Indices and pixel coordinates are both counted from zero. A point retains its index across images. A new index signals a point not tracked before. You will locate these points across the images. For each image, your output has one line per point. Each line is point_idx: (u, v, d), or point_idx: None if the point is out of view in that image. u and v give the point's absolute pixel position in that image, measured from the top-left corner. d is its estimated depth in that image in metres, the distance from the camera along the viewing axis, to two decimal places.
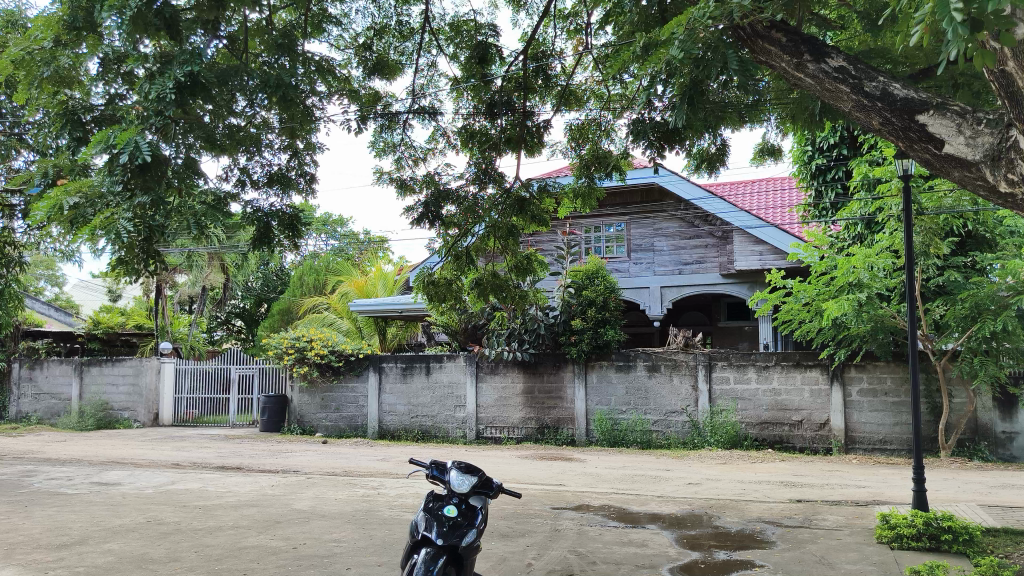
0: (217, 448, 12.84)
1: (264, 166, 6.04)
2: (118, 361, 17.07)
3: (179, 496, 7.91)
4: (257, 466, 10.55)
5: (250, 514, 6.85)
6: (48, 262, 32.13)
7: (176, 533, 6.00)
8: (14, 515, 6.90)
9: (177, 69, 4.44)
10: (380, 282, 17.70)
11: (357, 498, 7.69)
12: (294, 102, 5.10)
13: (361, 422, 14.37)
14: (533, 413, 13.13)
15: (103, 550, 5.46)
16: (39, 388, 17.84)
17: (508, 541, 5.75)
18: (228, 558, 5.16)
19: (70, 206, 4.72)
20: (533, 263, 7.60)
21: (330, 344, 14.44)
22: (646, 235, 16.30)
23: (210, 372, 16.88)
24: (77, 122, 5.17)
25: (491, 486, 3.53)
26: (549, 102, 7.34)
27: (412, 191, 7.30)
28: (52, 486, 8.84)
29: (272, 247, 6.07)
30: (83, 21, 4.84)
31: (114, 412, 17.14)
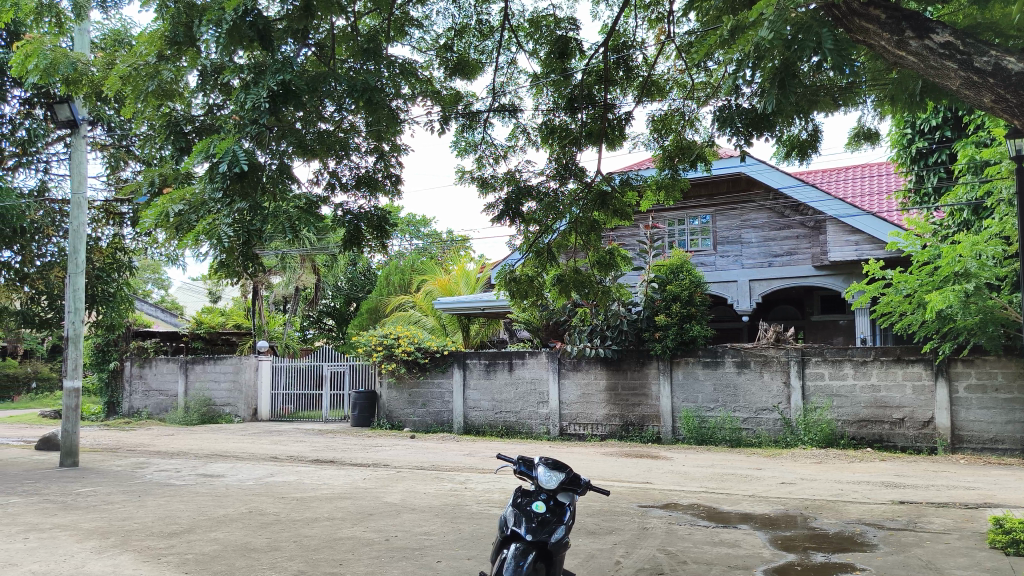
0: (313, 442, 13.31)
1: (353, 170, 6.11)
2: (219, 359, 17.89)
3: (278, 488, 8.24)
4: (350, 460, 10.87)
5: (344, 506, 7.06)
6: (154, 266, 33.90)
7: (275, 524, 6.24)
8: (127, 504, 7.35)
9: (270, 79, 4.59)
10: (462, 279, 17.91)
11: (446, 492, 7.82)
12: (380, 104, 5.22)
13: (447, 418, 14.60)
14: (618, 409, 13.03)
15: (209, 538, 5.74)
16: (149, 385, 18.92)
17: (595, 538, 5.72)
18: (325, 548, 5.34)
19: (175, 213, 5.10)
20: (616, 258, 7.55)
21: (417, 341, 14.70)
22: (733, 227, 15.92)
23: (305, 369, 17.50)
24: (181, 134, 5.42)
25: (579, 483, 3.53)
26: (631, 94, 7.21)
27: (493, 189, 7.19)
28: (161, 477, 9.35)
29: (362, 249, 6.21)
30: (185, 36, 5.14)
31: (216, 408, 17.98)
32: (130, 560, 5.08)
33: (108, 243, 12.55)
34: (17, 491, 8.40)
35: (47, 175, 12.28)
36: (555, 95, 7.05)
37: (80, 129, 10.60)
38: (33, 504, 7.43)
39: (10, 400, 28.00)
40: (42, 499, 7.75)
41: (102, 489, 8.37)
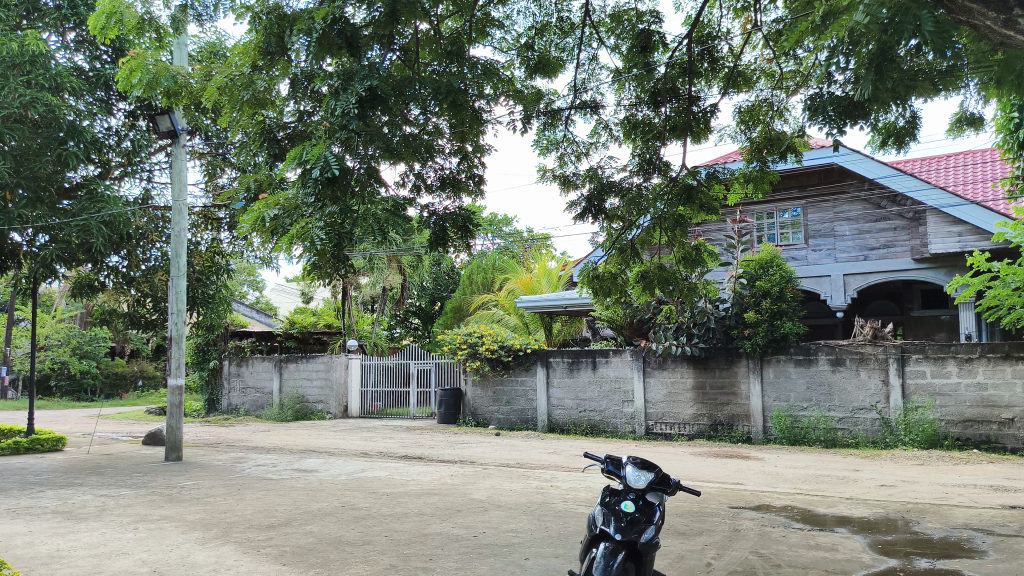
0: (401, 439, 13.60)
1: (437, 170, 6.16)
2: (311, 357, 18.48)
3: (369, 483, 8.46)
4: (437, 457, 11.05)
5: (432, 502, 7.19)
6: (250, 269, 35.34)
7: (367, 518, 6.40)
8: (228, 497, 7.68)
9: (358, 85, 4.67)
10: (545, 278, 17.88)
11: (533, 490, 7.85)
12: (464, 106, 5.27)
13: (531, 416, 14.66)
14: (706, 409, 12.77)
15: (306, 531, 5.93)
16: (246, 383, 19.73)
17: (685, 539, 5.63)
18: (415, 543, 5.45)
19: (270, 218, 5.32)
20: (703, 254, 7.38)
21: (500, 340, 14.86)
22: (825, 219, 15.38)
23: (392, 367, 17.90)
24: (274, 140, 5.71)
25: (669, 483, 3.47)
26: (717, 85, 7.02)
27: (575, 187, 7.08)
28: (259, 472, 9.74)
29: (447, 249, 6.26)
30: (277, 46, 5.31)
31: (308, 405, 18.57)
32: (232, 551, 5.31)
33: (206, 247, 13.16)
34: (128, 482, 8.92)
35: (151, 184, 13.00)
36: (637, 89, 6.95)
37: (180, 139, 11.14)
38: (142, 495, 7.88)
39: (120, 397, 29.71)
40: (151, 491, 8.20)
41: (205, 483, 8.78)
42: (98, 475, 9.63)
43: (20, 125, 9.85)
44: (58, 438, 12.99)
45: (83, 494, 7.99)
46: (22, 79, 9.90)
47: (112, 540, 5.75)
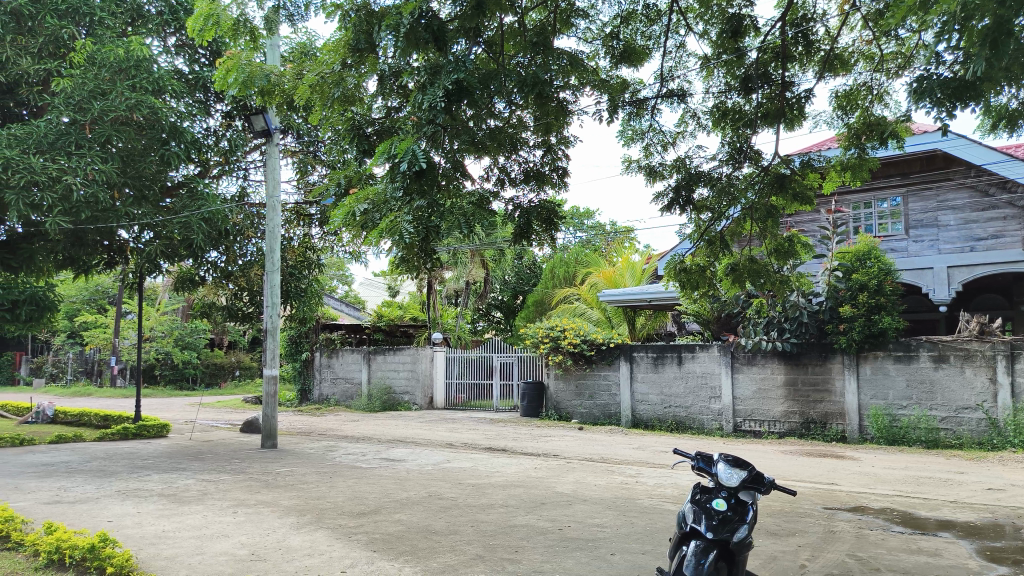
0: (486, 430, 13.73)
1: (521, 163, 6.07)
2: (398, 349, 18.86)
3: (455, 474, 8.56)
4: (521, 449, 11.09)
5: (517, 494, 7.22)
6: (339, 264, 36.32)
7: (454, 508, 6.48)
8: (320, 484, 7.92)
9: (445, 79, 4.67)
10: (628, 271, 17.55)
11: (618, 485, 7.77)
12: (550, 97, 5.21)
13: (615, 411, 14.52)
14: (798, 406, 12.35)
15: (395, 519, 6.05)
16: (336, 373, 20.32)
17: (778, 539, 5.47)
18: (501, 534, 5.48)
19: (361, 212, 5.42)
20: (796, 246, 7.15)
21: (582, 334, 14.80)
22: (928, 209, 14.62)
23: (477, 360, 18.08)
24: (364, 136, 5.67)
25: (763, 481, 3.35)
26: (811, 70, 6.78)
27: (661, 177, 6.90)
28: (349, 460, 10.01)
29: (531, 243, 6.15)
30: (366, 43, 5.47)
31: (395, 395, 18.95)
32: (325, 537, 5.47)
33: (299, 242, 13.62)
34: (227, 468, 9.31)
35: (247, 182, 13.54)
36: (727, 76, 6.77)
37: (273, 138, 11.50)
38: (241, 480, 8.22)
39: (219, 385, 31.19)
40: (248, 477, 8.53)
41: (298, 470, 9.08)
42: (199, 460, 10.10)
43: (126, 127, 10.38)
44: (163, 424, 13.69)
45: (186, 478, 8.40)
46: (128, 83, 10.41)
47: (213, 523, 6.01)
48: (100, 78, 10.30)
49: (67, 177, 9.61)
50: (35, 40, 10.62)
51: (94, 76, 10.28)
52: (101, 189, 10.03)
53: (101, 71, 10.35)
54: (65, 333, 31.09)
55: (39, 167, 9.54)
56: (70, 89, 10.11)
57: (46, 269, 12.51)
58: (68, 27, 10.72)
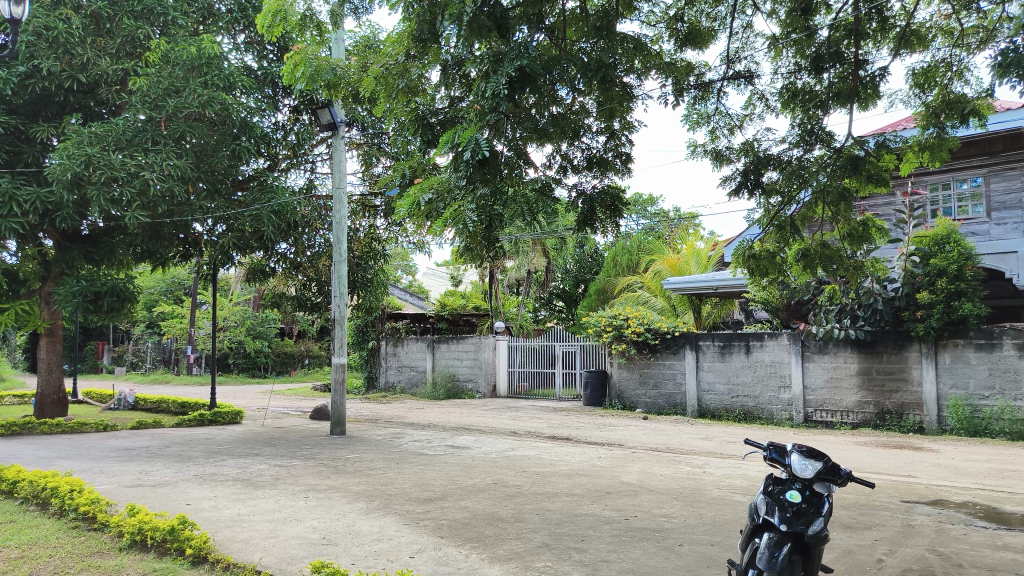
0: (549, 419, 13.73)
1: (584, 150, 5.89)
2: (461, 338, 19.05)
3: (520, 462, 8.59)
4: (585, 439, 11.05)
5: (582, 483, 7.20)
6: (403, 255, 36.72)
7: (519, 496, 6.50)
8: (388, 471, 8.06)
9: (508, 65, 4.62)
10: (693, 259, 17.27)
11: (684, 476, 7.67)
12: (614, 82, 5.10)
13: (680, 400, 14.35)
14: (872, 396, 11.97)
15: (461, 506, 6.11)
16: (402, 362, 20.67)
17: (853, 533, 5.30)
18: (567, 523, 5.47)
19: (426, 202, 5.44)
20: (871, 230, 6.89)
21: (646, 323, 14.67)
22: (1012, 190, 13.92)
23: (540, 349, 18.07)
24: (428, 126, 5.67)
25: (839, 473, 3.27)
26: (887, 47, 6.53)
27: (728, 161, 6.70)
28: (416, 447, 10.15)
29: (595, 231, 5.91)
30: (429, 33, 5.41)
31: (459, 383, 19.16)
32: (393, 523, 5.56)
33: (365, 233, 13.80)
34: (297, 454, 9.55)
35: (314, 174, 13.80)
36: (796, 56, 6.54)
37: (339, 130, 11.67)
38: (312, 466, 8.43)
39: (289, 373, 32.06)
40: (319, 462, 8.74)
41: (367, 456, 9.26)
42: (272, 446, 10.39)
43: (199, 124, 10.71)
44: (237, 411, 14.15)
45: (260, 464, 8.66)
46: (200, 80, 10.70)
47: (286, 507, 6.18)
48: (174, 76, 10.62)
49: (145, 173, 10.00)
50: (114, 40, 11.02)
51: (169, 74, 10.60)
52: (175, 184, 10.39)
53: (174, 69, 10.67)
54: (144, 323, 32.37)
55: (118, 163, 9.93)
56: (146, 87, 10.47)
57: (126, 262, 13.08)
58: (144, 27, 11.11)
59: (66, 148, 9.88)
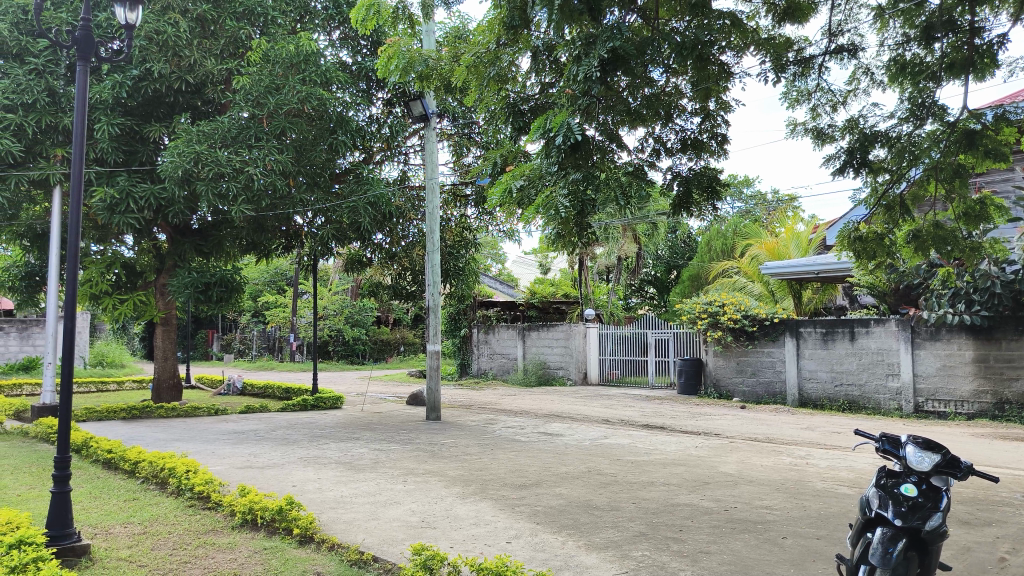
0: (643, 408, 13.58)
1: (678, 132, 5.65)
2: (552, 325, 19.11)
3: (613, 450, 8.53)
4: (680, 427, 10.88)
5: (679, 473, 7.08)
6: (493, 243, 36.92)
7: (614, 484, 6.46)
8: (483, 456, 8.17)
9: (601, 47, 4.52)
10: (793, 242, 16.60)
11: (786, 467, 7.44)
12: (710, 60, 4.94)
13: (780, 389, 13.93)
14: (989, 385, 11.25)
15: (556, 493, 6.12)
16: (493, 349, 20.93)
17: (972, 529, 5.01)
18: (664, 513, 5.40)
19: (517, 188, 5.47)
20: (989, 208, 6.50)
21: (743, 309, 14.33)
22: None
23: (631, 336, 17.85)
24: (518, 113, 5.62)
25: (959, 466, 3.09)
26: (1006, 11, 6.07)
27: (831, 139, 6.32)
28: (509, 434, 10.23)
29: (691, 214, 5.69)
30: (519, 19, 5.28)
31: (550, 370, 19.24)
32: (489, 507, 5.62)
33: (457, 223, 14.00)
34: (395, 439, 9.79)
35: (408, 166, 14.09)
36: (903, 27, 5.99)
37: (431, 121, 11.82)
38: (409, 451, 8.63)
39: (386, 360, 32.90)
40: (416, 447, 8.94)
41: (461, 441, 9.41)
42: (370, 430, 10.69)
43: (298, 119, 11.13)
44: (337, 397, 14.63)
45: (360, 448, 8.92)
46: (299, 77, 11.06)
47: (385, 490, 6.34)
48: (275, 74, 11.00)
49: (250, 168, 10.42)
50: (218, 41, 11.50)
51: (269, 73, 10.99)
52: (277, 178, 10.82)
53: (275, 67, 11.05)
54: (250, 313, 33.86)
55: (224, 160, 10.33)
56: (248, 85, 10.82)
57: (232, 253, 13.71)
58: (246, 27, 11.61)
59: (177, 147, 10.34)
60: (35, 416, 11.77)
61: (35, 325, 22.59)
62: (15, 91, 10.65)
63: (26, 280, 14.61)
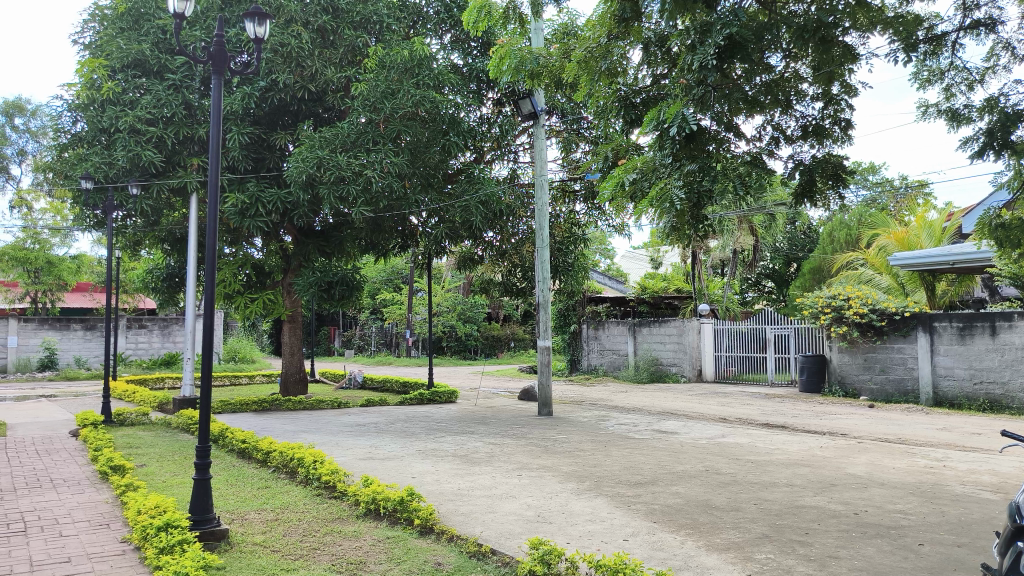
0: (761, 406, 13.17)
1: (799, 119, 5.41)
2: (664, 321, 18.80)
3: (733, 449, 8.31)
4: (802, 427, 10.47)
5: (802, 473, 6.82)
6: (602, 238, 36.64)
7: (734, 484, 6.29)
8: (597, 453, 8.14)
9: (716, 35, 4.41)
10: (924, 232, 15.45)
11: (921, 469, 7.02)
12: (833, 43, 4.71)
13: (912, 387, 13.15)
14: None
15: (673, 492, 6.02)
16: (604, 345, 20.82)
17: None
18: (788, 515, 5.21)
19: (630, 181, 5.43)
20: None
21: (870, 303, 13.67)
22: None
23: (747, 332, 17.30)
24: (631, 106, 5.48)
25: None
26: None
27: (966, 121, 5.83)
28: (623, 430, 10.16)
29: (814, 202, 5.43)
30: (632, 11, 5.16)
31: (663, 367, 18.93)
32: (605, 504, 5.60)
33: (565, 219, 14.04)
34: (509, 433, 9.92)
35: (518, 164, 14.20)
36: None
37: (540, 119, 11.83)
38: (523, 445, 8.72)
39: (497, 355, 33.32)
40: (529, 442, 9.02)
41: (576, 437, 9.42)
42: (485, 424, 10.87)
43: (413, 122, 11.40)
44: (452, 391, 14.96)
45: (475, 441, 9.09)
46: (413, 81, 11.28)
47: (501, 484, 6.43)
48: (390, 79, 11.29)
49: (368, 171, 10.79)
50: (337, 51, 11.98)
51: (385, 78, 11.28)
52: (394, 180, 11.15)
53: (390, 72, 11.33)
54: (368, 310, 35.11)
55: (344, 163, 10.82)
56: (366, 91, 11.27)
57: (352, 253, 14.26)
58: (363, 35, 12.00)
59: (302, 153, 10.91)
60: (177, 407, 12.66)
61: (175, 322, 24.27)
62: (155, 105, 11.47)
63: (167, 280, 15.71)
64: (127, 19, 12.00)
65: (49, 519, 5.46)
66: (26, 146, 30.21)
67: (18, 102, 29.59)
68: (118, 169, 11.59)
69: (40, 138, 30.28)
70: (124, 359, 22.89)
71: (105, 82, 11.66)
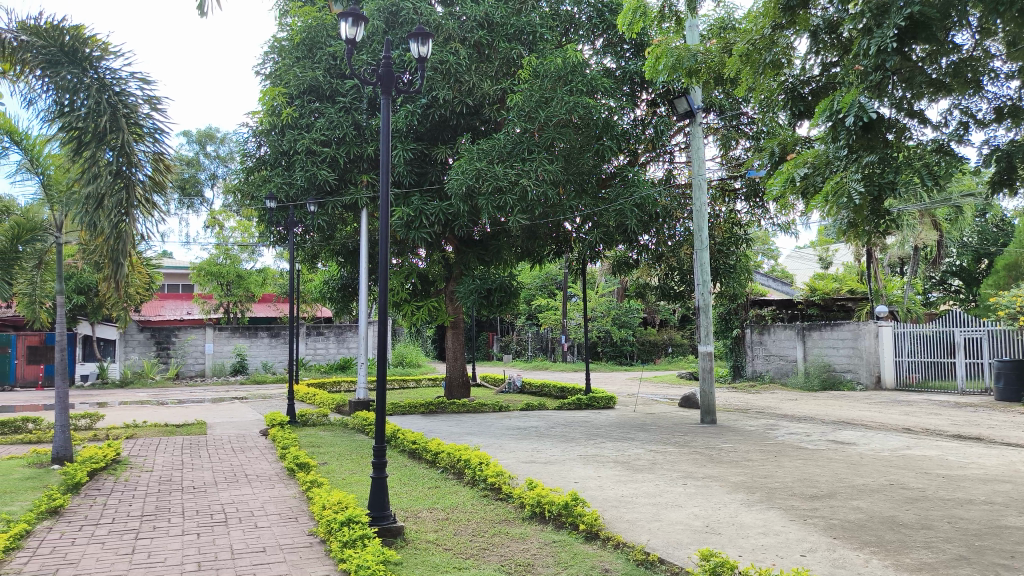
0: (952, 415, 12.06)
1: (992, 100, 4.91)
2: (836, 325, 17.76)
3: (919, 462, 7.67)
4: (1001, 439, 9.47)
5: (1004, 490, 6.17)
6: (763, 237, 35.02)
7: (923, 500, 5.80)
8: (766, 463, 7.79)
9: (896, 17, 4.10)
10: None
11: None
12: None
13: None
14: None
15: (853, 506, 5.64)
16: (770, 350, 19.98)
17: None
18: (990, 535, 4.73)
19: (801, 176, 5.16)
20: None
21: None
22: None
23: (934, 335, 15.91)
24: (799, 97, 5.39)
25: None
26: None
27: None
28: (794, 440, 9.66)
29: (1012, 192, 4.90)
30: None
31: (837, 373, 17.83)
32: (779, 517, 5.34)
33: (726, 219, 13.64)
34: (671, 440, 9.71)
35: (673, 165, 13.95)
36: None
37: (697, 117, 11.50)
38: (687, 453, 8.51)
39: (654, 361, 32.67)
40: (693, 450, 8.79)
41: (742, 446, 9.07)
42: (646, 431, 10.70)
43: (567, 129, 11.49)
44: (610, 397, 14.87)
45: (637, 448, 8.98)
46: (566, 88, 11.35)
47: (667, 492, 6.31)
48: (545, 88, 11.39)
49: (525, 180, 10.97)
50: (493, 64, 12.31)
51: (539, 87, 11.42)
52: (549, 187, 11.27)
53: (544, 81, 11.43)
54: (525, 315, 35.58)
55: (501, 174, 11.01)
56: (521, 101, 11.40)
57: (509, 261, 14.57)
58: (517, 47, 12.26)
59: (462, 165, 11.21)
60: (352, 410, 13.43)
61: (349, 329, 25.83)
62: (329, 128, 12.28)
63: (342, 291, 16.76)
64: (302, 48, 12.89)
65: (245, 511, 5.97)
66: (217, 171, 33.28)
67: (210, 131, 32.71)
68: (297, 189, 12.48)
69: (228, 163, 33.29)
70: (305, 364, 24.65)
71: (285, 109, 12.58)
